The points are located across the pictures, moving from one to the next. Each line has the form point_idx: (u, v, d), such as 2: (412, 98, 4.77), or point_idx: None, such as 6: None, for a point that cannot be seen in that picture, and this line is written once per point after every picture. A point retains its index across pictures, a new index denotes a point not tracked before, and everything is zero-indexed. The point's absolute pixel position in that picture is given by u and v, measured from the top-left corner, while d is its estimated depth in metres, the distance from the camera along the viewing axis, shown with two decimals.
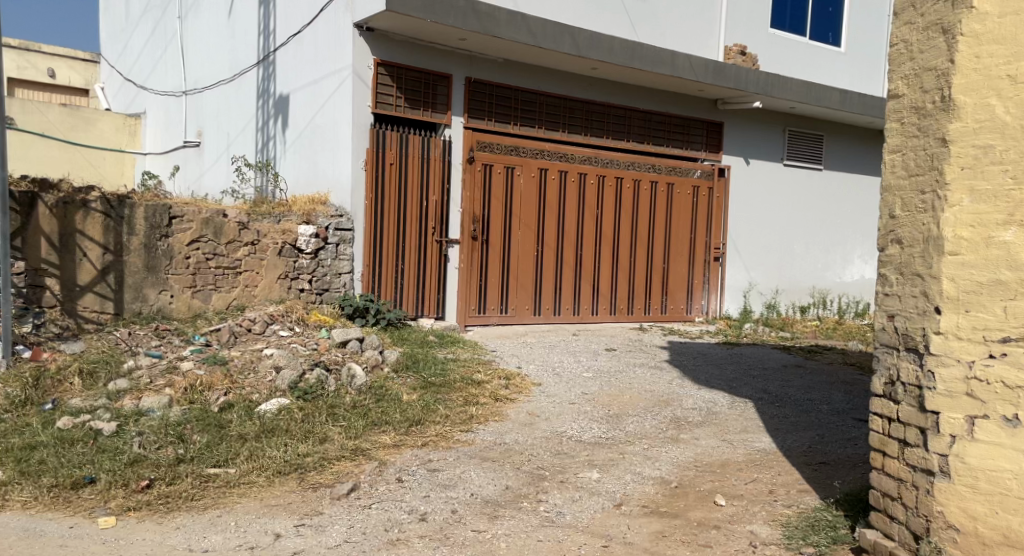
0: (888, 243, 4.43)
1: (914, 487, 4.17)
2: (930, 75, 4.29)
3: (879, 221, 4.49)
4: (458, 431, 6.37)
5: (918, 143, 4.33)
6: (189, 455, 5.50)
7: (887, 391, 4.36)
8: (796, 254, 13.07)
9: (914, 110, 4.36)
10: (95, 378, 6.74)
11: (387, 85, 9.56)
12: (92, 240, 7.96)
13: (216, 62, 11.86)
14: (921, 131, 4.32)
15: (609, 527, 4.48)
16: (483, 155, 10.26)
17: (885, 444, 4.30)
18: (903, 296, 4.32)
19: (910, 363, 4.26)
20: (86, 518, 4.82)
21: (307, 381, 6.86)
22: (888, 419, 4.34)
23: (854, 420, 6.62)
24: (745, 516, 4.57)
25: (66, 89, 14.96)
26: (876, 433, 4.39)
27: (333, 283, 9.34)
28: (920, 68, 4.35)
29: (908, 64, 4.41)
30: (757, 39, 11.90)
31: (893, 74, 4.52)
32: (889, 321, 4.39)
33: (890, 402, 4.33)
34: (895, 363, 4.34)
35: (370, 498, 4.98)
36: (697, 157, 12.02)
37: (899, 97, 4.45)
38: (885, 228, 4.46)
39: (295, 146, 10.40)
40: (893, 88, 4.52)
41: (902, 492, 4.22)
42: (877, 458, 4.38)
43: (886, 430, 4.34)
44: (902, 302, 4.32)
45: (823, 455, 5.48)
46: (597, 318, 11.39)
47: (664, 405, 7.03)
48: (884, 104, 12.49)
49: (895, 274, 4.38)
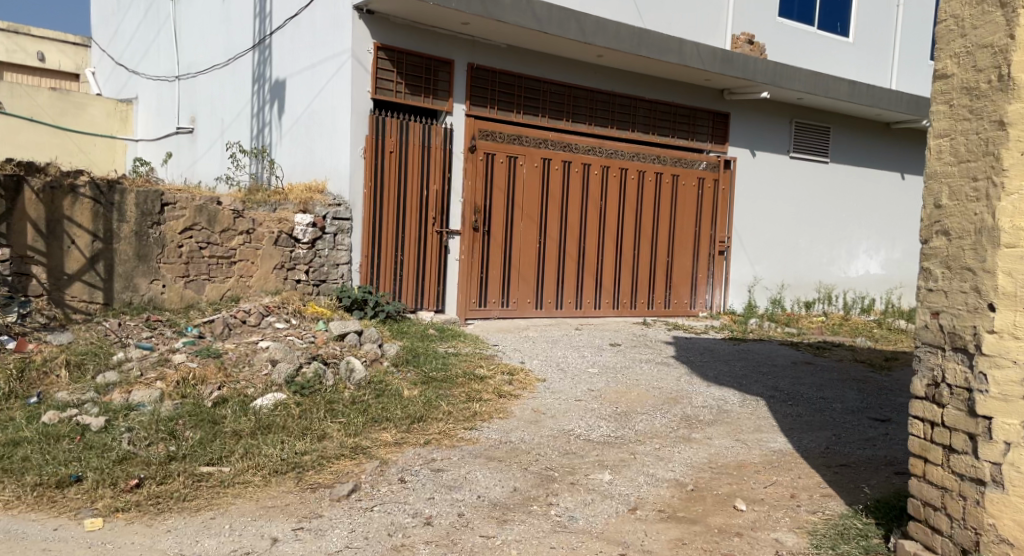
0: (933, 235, 4.21)
1: (961, 497, 3.95)
2: (986, 52, 4.07)
3: (923, 211, 4.27)
4: (462, 429, 6.14)
5: (969, 127, 4.11)
6: (181, 453, 5.25)
7: (930, 393, 4.14)
8: (801, 248, 12.84)
9: (965, 91, 4.13)
10: (83, 370, 6.48)
11: (387, 71, 9.32)
12: (80, 227, 7.66)
13: (210, 46, 11.57)
14: (974, 114, 4.10)
15: (625, 533, 4.26)
16: (485, 143, 10.03)
17: (928, 450, 4.08)
18: (950, 292, 4.10)
19: (958, 363, 4.03)
20: (71, 520, 4.57)
21: (304, 375, 6.64)
22: (931, 424, 4.11)
23: (870, 420, 6.28)
24: (768, 523, 4.35)
25: (57, 74, 14.67)
26: (917, 438, 4.17)
27: (331, 274, 9.08)
28: (973, 45, 4.13)
29: (959, 41, 4.19)
30: (766, 28, 11.66)
31: (941, 52, 4.29)
32: (933, 318, 4.16)
33: (934, 405, 4.11)
34: (939, 364, 4.11)
35: (372, 500, 4.74)
36: (703, 148, 11.80)
37: (948, 77, 4.23)
38: (929, 219, 4.24)
39: (292, 132, 10.14)
40: (940, 67, 4.29)
41: (946, 501, 4.01)
42: (918, 465, 4.16)
43: (928, 435, 4.13)
44: (949, 298, 4.09)
45: (844, 457, 5.25)
46: (600, 312, 11.18)
47: (672, 402, 6.79)
48: (894, 96, 12.25)
49: (941, 268, 4.15)
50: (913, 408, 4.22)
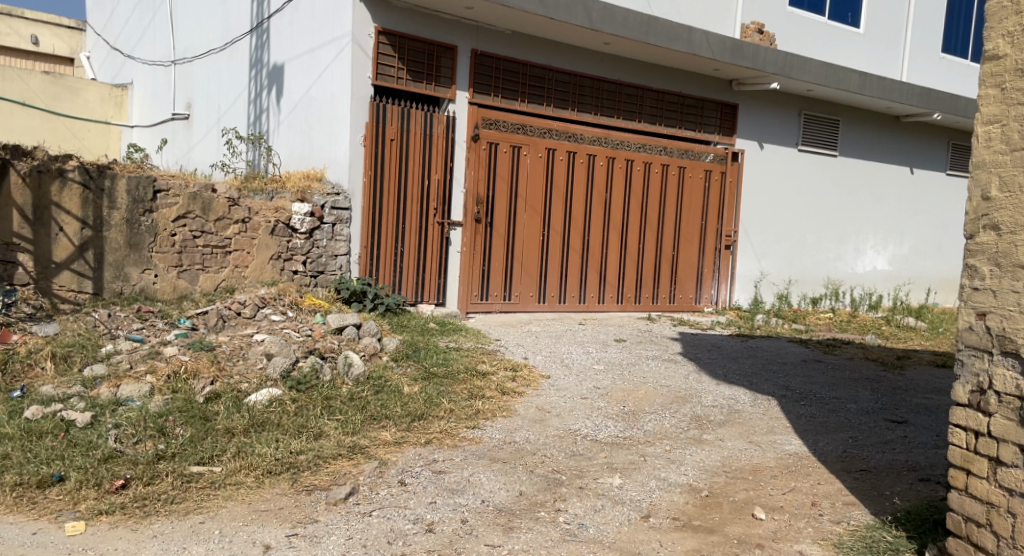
0: (980, 230, 4.00)
1: (1009, 514, 3.72)
2: None
3: (969, 204, 4.05)
4: (463, 428, 5.90)
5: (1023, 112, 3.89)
6: (169, 451, 5.04)
7: (974, 400, 3.92)
8: (808, 243, 12.60)
9: (1019, 73, 3.91)
10: (70, 362, 6.25)
11: (388, 56, 9.09)
12: (69, 213, 7.41)
13: (207, 29, 11.29)
14: None
15: (638, 543, 4.04)
16: (488, 132, 9.79)
17: (971, 462, 3.86)
18: (999, 292, 3.88)
19: (1007, 369, 3.81)
20: (51, 523, 4.38)
21: (301, 370, 6.45)
22: (974, 433, 3.90)
23: (887, 422, 5.98)
24: (790, 534, 4.12)
25: (51, 58, 14.38)
26: (958, 449, 3.95)
27: (328, 266, 8.81)
28: None
29: (1013, 18, 3.96)
30: (776, 17, 11.40)
31: (991, 31, 4.06)
32: (978, 320, 3.95)
33: (979, 413, 3.88)
34: (985, 369, 3.89)
35: (371, 504, 4.52)
36: (710, 139, 11.56)
37: (1000, 58, 4.00)
38: (976, 212, 4.02)
39: (290, 119, 9.89)
40: (990, 47, 4.06)
41: (992, 517, 3.78)
42: (959, 477, 3.94)
43: (971, 446, 3.91)
44: (999, 299, 3.87)
45: (865, 461, 5.01)
46: (603, 307, 10.96)
47: (682, 401, 6.55)
48: (906, 88, 12.00)
49: (989, 265, 3.94)
50: (954, 417, 4.00)
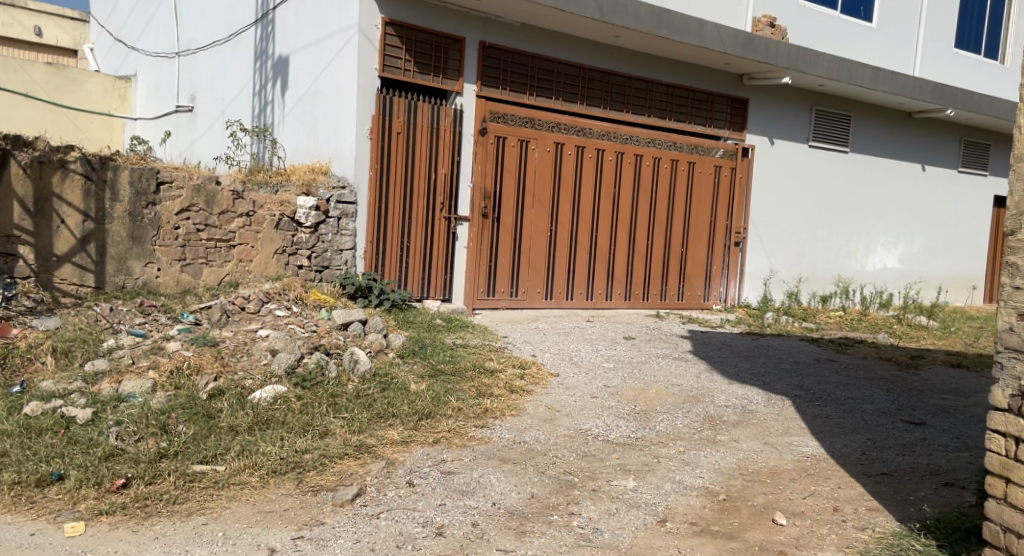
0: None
1: None
2: None
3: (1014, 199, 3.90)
4: (472, 427, 5.78)
5: None
6: (172, 449, 4.93)
7: (1014, 405, 3.78)
8: (818, 240, 12.46)
9: None
10: (70, 357, 6.12)
11: (395, 48, 8.97)
12: (71, 205, 7.28)
13: (211, 20, 11.15)
14: None
15: (656, 549, 3.92)
16: (496, 126, 9.66)
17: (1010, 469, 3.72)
18: None
19: None
20: (50, 524, 4.29)
21: (306, 366, 6.34)
22: (1014, 439, 3.76)
23: (904, 423, 5.84)
24: (812, 540, 4.00)
25: (54, 49, 14.26)
26: (996, 456, 3.81)
27: (334, 261, 8.74)
28: None
29: None
30: (788, 11, 11.26)
31: None
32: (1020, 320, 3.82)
33: (1019, 418, 3.75)
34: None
35: (379, 506, 4.41)
36: (720, 135, 11.42)
37: None
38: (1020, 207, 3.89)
39: (295, 111, 9.76)
40: None
41: None
42: (997, 485, 3.80)
43: (1010, 453, 3.77)
44: None
45: (885, 464, 4.88)
46: (611, 304, 10.84)
47: (693, 400, 6.42)
48: (919, 84, 11.85)
49: None
50: (992, 422, 3.86)
